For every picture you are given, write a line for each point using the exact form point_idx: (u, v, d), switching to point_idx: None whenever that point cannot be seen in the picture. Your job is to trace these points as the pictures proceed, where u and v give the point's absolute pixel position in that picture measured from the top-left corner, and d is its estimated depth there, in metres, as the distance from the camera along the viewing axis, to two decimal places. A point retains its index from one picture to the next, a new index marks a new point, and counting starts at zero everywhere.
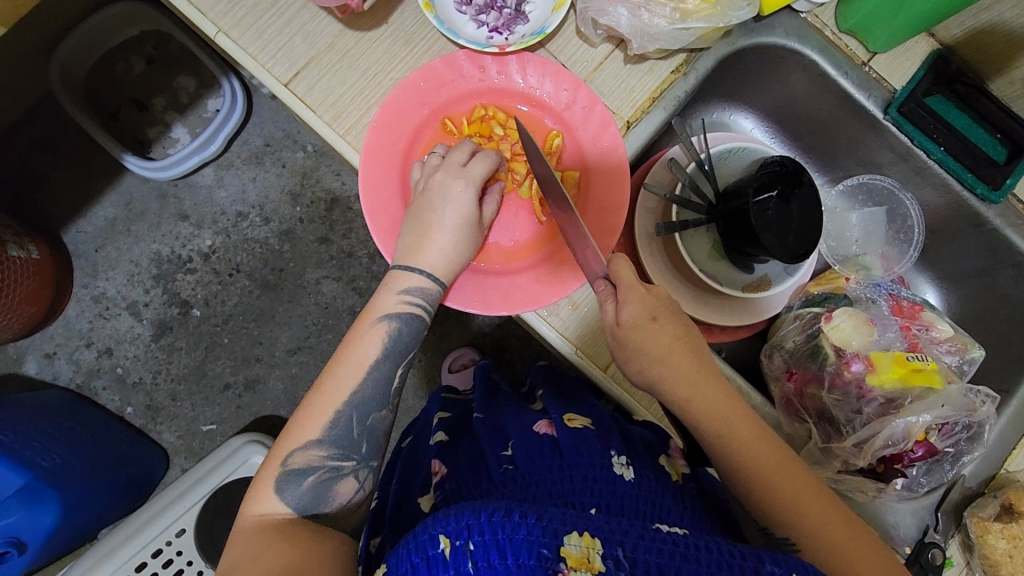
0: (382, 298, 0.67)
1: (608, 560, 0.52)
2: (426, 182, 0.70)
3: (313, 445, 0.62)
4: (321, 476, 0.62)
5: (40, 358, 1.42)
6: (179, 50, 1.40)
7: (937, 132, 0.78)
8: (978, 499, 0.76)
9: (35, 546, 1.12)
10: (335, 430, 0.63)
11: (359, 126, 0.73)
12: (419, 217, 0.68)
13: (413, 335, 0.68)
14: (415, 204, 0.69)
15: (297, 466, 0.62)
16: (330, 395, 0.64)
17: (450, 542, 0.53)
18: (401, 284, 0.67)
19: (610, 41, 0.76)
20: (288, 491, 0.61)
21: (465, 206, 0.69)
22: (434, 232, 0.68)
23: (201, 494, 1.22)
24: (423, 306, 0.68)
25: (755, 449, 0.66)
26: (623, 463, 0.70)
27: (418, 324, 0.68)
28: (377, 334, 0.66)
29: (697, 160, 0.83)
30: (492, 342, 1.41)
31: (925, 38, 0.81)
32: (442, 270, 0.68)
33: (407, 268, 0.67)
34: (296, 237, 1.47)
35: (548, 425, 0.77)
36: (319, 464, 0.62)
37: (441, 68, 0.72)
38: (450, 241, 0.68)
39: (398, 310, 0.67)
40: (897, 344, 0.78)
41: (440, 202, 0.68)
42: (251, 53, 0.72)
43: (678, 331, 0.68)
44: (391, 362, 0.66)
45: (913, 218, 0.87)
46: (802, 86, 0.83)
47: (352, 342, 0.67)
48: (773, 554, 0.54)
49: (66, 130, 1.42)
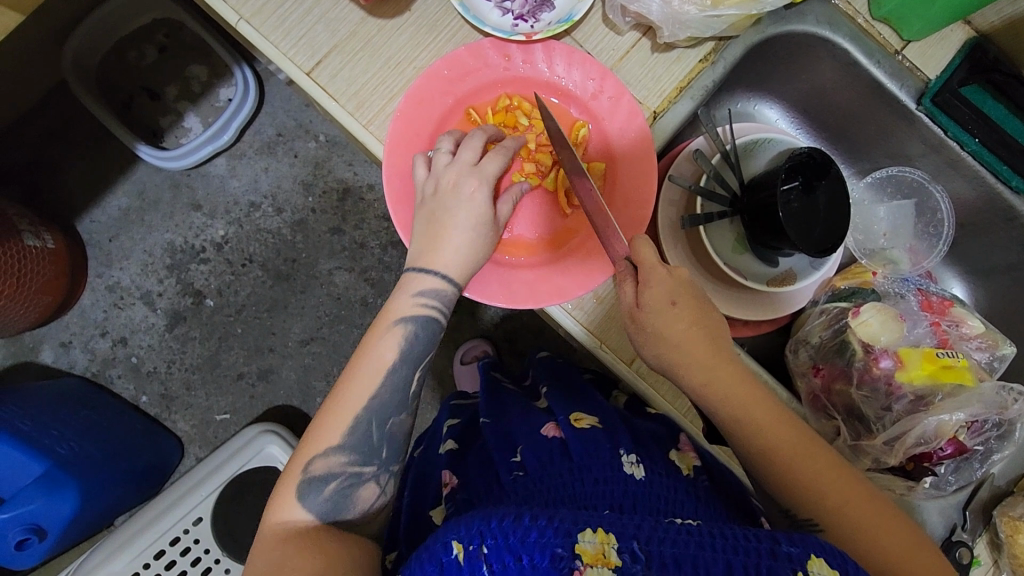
0: (398, 301, 0.66)
1: (624, 554, 0.52)
2: (436, 182, 0.66)
3: (335, 452, 0.62)
4: (342, 482, 0.62)
5: (56, 347, 1.42)
6: (192, 38, 1.39)
7: (972, 124, 0.77)
8: (1008, 499, 0.76)
9: (56, 533, 1.13)
10: (354, 438, 0.62)
11: (383, 116, 0.72)
12: (433, 219, 0.66)
13: (430, 338, 0.66)
14: (427, 204, 0.66)
15: (319, 473, 0.61)
16: (350, 402, 0.63)
17: (464, 547, 0.53)
18: (416, 286, 0.66)
19: (638, 29, 0.74)
20: (310, 498, 0.61)
21: (479, 206, 0.66)
22: (451, 235, 0.65)
23: (218, 482, 1.23)
24: (439, 308, 0.66)
25: (773, 432, 0.65)
26: (633, 461, 0.70)
27: (435, 325, 0.66)
28: (394, 337, 0.65)
29: (722, 151, 0.82)
30: (504, 335, 1.40)
31: (961, 26, 0.79)
32: (458, 272, 0.66)
33: (423, 270, 0.66)
34: (308, 227, 1.46)
35: (556, 428, 0.76)
36: (340, 471, 0.62)
37: (465, 57, 0.70)
38: (467, 247, 0.66)
39: (414, 313, 0.65)
40: (926, 340, 0.77)
41: (454, 202, 0.65)
42: (272, 40, 0.71)
43: (699, 318, 0.67)
44: (411, 365, 0.65)
45: (943, 212, 0.85)
46: (831, 75, 0.81)
47: (367, 346, 0.65)
48: (790, 534, 0.54)
49: (79, 119, 1.41)
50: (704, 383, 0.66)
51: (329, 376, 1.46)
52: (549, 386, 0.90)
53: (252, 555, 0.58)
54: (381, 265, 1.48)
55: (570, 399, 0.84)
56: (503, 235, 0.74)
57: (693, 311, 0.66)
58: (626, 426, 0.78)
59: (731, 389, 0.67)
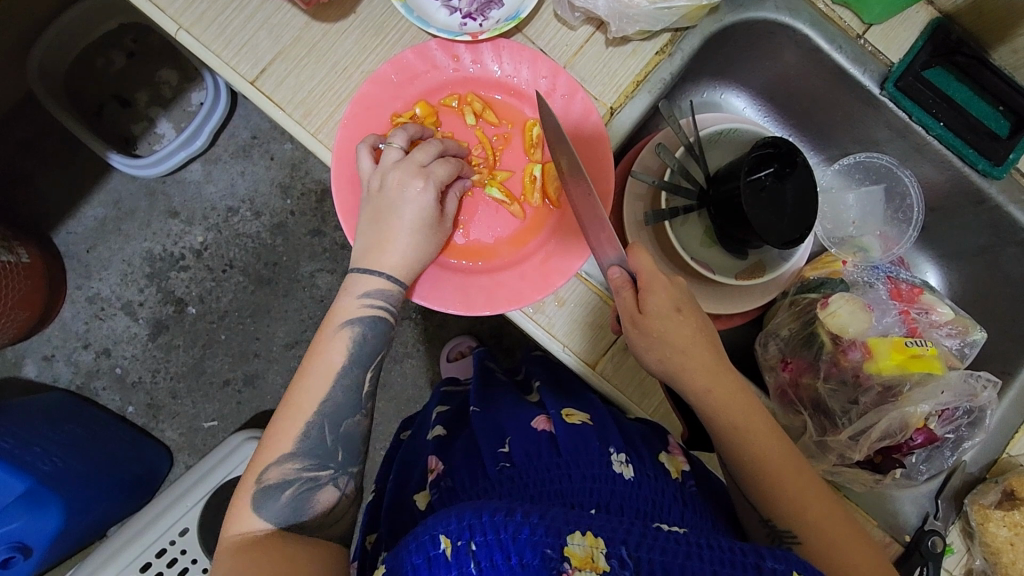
0: (343, 303, 0.65)
1: (613, 560, 0.51)
2: (381, 180, 0.64)
3: (287, 459, 0.60)
4: (299, 488, 0.60)
5: (39, 361, 1.42)
6: (159, 43, 1.37)
7: (936, 107, 0.75)
8: (979, 486, 0.75)
9: (41, 550, 1.12)
10: (306, 443, 0.61)
11: (330, 124, 0.70)
12: (376, 219, 0.64)
13: (379, 340, 0.65)
14: (372, 204, 0.64)
15: (273, 481, 0.60)
16: (298, 407, 0.62)
17: (453, 542, 0.52)
18: (361, 288, 0.64)
19: (590, 23, 0.72)
20: (266, 507, 0.59)
21: (426, 208, 0.64)
22: (393, 233, 0.64)
23: (203, 492, 1.21)
24: (385, 307, 0.65)
25: (767, 440, 0.65)
26: (622, 461, 0.69)
27: (383, 326, 0.65)
28: (340, 340, 0.64)
29: (686, 143, 0.80)
30: (490, 332, 1.38)
31: (924, 7, 0.77)
32: (402, 273, 0.64)
33: (366, 271, 0.64)
34: (288, 230, 1.44)
35: (547, 421, 0.75)
36: (295, 478, 0.60)
37: (412, 59, 0.69)
38: (411, 242, 0.64)
39: (360, 314, 0.64)
40: (895, 329, 0.76)
41: (398, 200, 0.64)
42: (214, 51, 0.69)
43: (699, 326, 0.67)
44: (359, 366, 0.64)
45: (912, 197, 0.84)
46: (795, 62, 0.79)
47: (316, 351, 0.64)
48: (773, 550, 0.54)
49: (50, 130, 1.39)
50: (700, 387, 0.66)
51: None
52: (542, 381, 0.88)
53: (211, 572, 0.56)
54: None
55: (563, 395, 0.82)
56: (460, 240, 0.72)
57: (695, 323, 0.66)
58: (616, 421, 0.77)
59: (727, 396, 0.66)
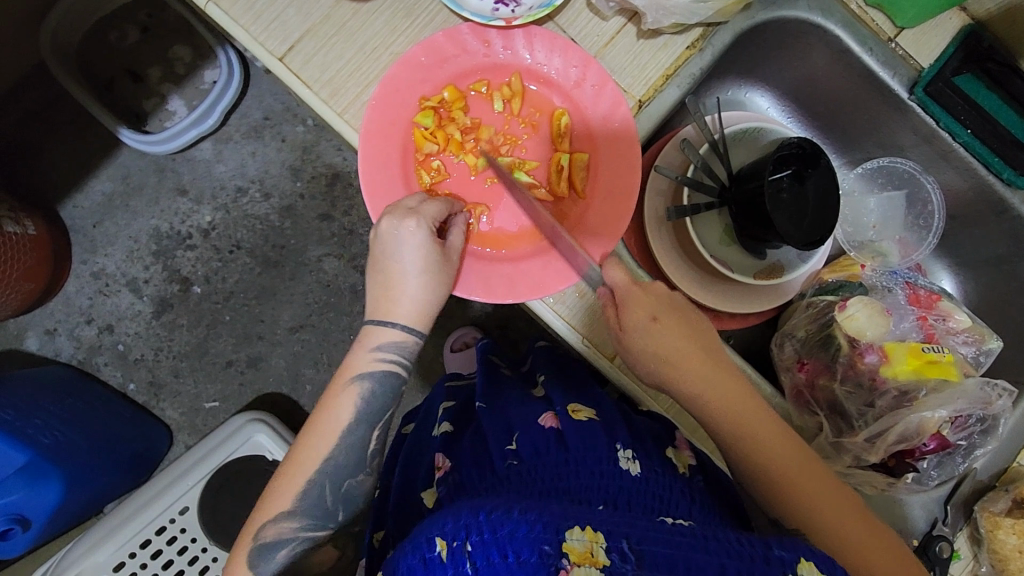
0: (356, 358, 0.66)
1: (613, 554, 0.51)
2: (375, 230, 0.65)
3: (285, 519, 0.64)
4: (294, 545, 0.66)
5: (41, 334, 1.41)
6: (175, 19, 1.35)
7: (965, 114, 0.75)
8: (989, 493, 0.75)
9: (39, 523, 1.12)
10: (305, 503, 0.65)
11: (357, 104, 0.70)
12: (381, 270, 0.66)
13: (387, 396, 0.67)
14: (372, 254, 0.66)
15: (270, 539, 0.64)
16: (302, 464, 0.64)
17: (448, 543, 0.52)
18: (375, 341, 0.66)
19: (623, 14, 0.72)
20: (263, 564, 0.65)
21: (425, 250, 0.64)
22: (399, 282, 0.65)
23: (206, 471, 1.20)
24: (397, 362, 0.67)
25: (780, 447, 0.65)
26: (629, 457, 0.69)
27: (393, 382, 0.67)
28: (349, 397, 0.66)
29: (711, 140, 0.79)
30: (495, 323, 1.38)
31: (957, 13, 0.77)
32: (415, 323, 0.66)
33: (380, 324, 0.66)
34: (297, 213, 1.44)
35: (553, 417, 0.75)
36: (291, 536, 0.65)
37: (443, 42, 0.68)
38: (414, 290, 0.65)
39: (369, 370, 0.66)
40: (912, 335, 0.76)
41: (395, 247, 0.64)
42: (243, 25, 0.68)
43: (682, 327, 0.66)
44: (365, 425, 0.66)
45: (933, 204, 0.84)
46: (824, 64, 0.79)
47: (325, 405, 0.66)
48: (781, 541, 0.55)
49: (60, 102, 1.38)
50: (706, 388, 0.66)
51: (318, 363, 1.44)
52: (546, 376, 0.88)
53: None
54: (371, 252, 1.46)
55: (568, 389, 0.83)
56: (484, 227, 0.72)
57: (679, 325, 0.66)
58: (626, 421, 0.77)
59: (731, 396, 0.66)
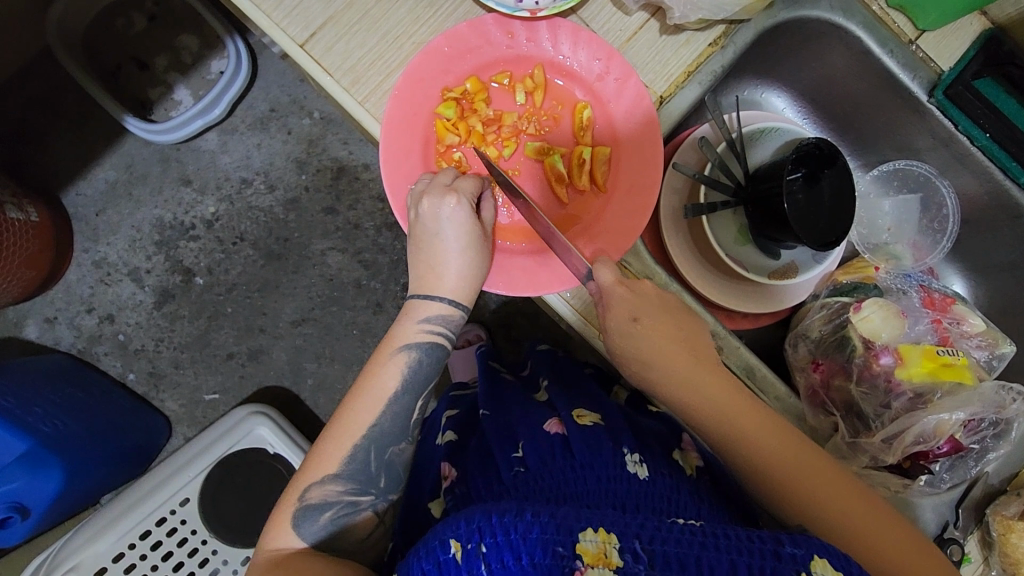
0: (402, 328, 0.69)
1: (626, 554, 0.50)
2: (415, 207, 0.66)
3: (330, 481, 0.64)
4: (337, 511, 0.65)
5: (41, 322, 1.39)
6: (182, 7, 1.34)
7: (983, 118, 0.76)
8: (1000, 497, 0.75)
9: (39, 512, 1.11)
10: (350, 467, 0.65)
11: (379, 94, 0.69)
12: (425, 246, 0.68)
13: (433, 366, 0.69)
14: (414, 231, 0.68)
15: (314, 501, 0.64)
16: (347, 429, 0.66)
17: (462, 545, 0.52)
18: (420, 314, 0.69)
19: (646, 9, 0.71)
20: (305, 526, 0.64)
21: (465, 223, 0.66)
22: (444, 256, 0.67)
23: (206, 464, 1.18)
24: (443, 333, 0.69)
25: (775, 450, 0.64)
26: (636, 461, 0.68)
27: (439, 352, 0.69)
28: (395, 365, 0.67)
29: (729, 138, 0.79)
30: (499, 321, 1.37)
31: (977, 17, 0.77)
32: (463, 296, 0.69)
33: (425, 297, 0.69)
34: (302, 206, 1.43)
35: (558, 424, 0.74)
36: (335, 500, 0.65)
37: (466, 33, 0.68)
38: (458, 263, 0.67)
39: (417, 339, 0.68)
40: (927, 337, 0.76)
41: (437, 221, 0.66)
42: (264, 10, 0.67)
43: (661, 325, 0.66)
44: (411, 394, 0.68)
45: (948, 208, 0.84)
46: (843, 65, 0.79)
47: (371, 372, 0.68)
48: (793, 536, 0.53)
49: (65, 88, 1.37)
50: (700, 392, 0.66)
51: (320, 357, 1.43)
52: (550, 380, 0.88)
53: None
54: (375, 247, 1.45)
55: (570, 393, 0.82)
56: (504, 220, 0.74)
57: (661, 325, 0.66)
58: (631, 427, 0.76)
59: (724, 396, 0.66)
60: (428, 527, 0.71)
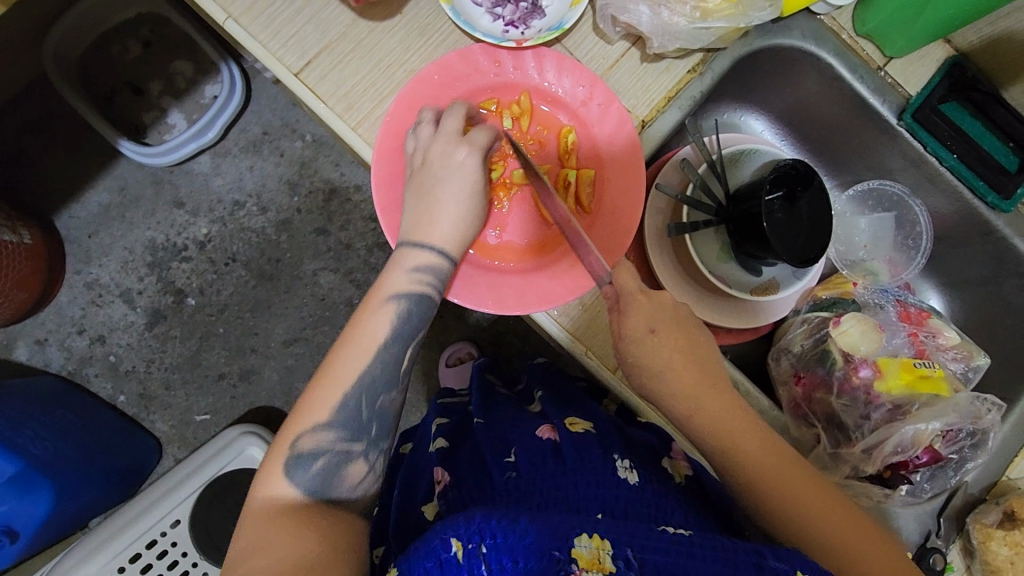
0: (393, 277, 0.67)
1: (618, 561, 0.51)
2: (424, 155, 0.67)
3: (322, 429, 0.62)
4: (331, 460, 0.62)
5: (31, 344, 1.39)
6: (177, 34, 1.36)
7: (950, 140, 0.79)
8: (980, 506, 0.77)
9: (28, 535, 1.10)
10: (343, 413, 0.63)
11: (372, 119, 0.72)
12: (425, 191, 0.67)
13: (423, 314, 0.67)
14: (416, 177, 0.68)
15: (306, 450, 0.62)
16: (336, 380, 0.64)
17: (463, 545, 0.51)
18: (410, 262, 0.67)
19: (628, 39, 0.75)
20: (298, 475, 0.61)
21: (468, 173, 0.67)
22: (441, 202, 0.67)
23: (197, 485, 1.16)
24: (433, 285, 0.67)
25: (764, 465, 0.64)
26: (627, 466, 0.70)
27: (428, 302, 0.67)
28: (386, 315, 0.66)
29: (709, 160, 0.82)
30: (490, 339, 1.38)
31: (941, 45, 0.81)
32: (456, 244, 0.68)
33: (414, 244, 0.67)
34: (293, 227, 1.44)
35: (551, 430, 0.77)
36: (329, 449, 0.62)
37: (455, 61, 0.70)
38: (456, 211, 0.68)
39: (407, 288, 0.66)
40: (904, 350, 0.79)
41: (442, 171, 0.67)
42: (261, 41, 0.70)
43: (678, 344, 0.66)
44: (402, 343, 0.66)
45: (921, 225, 0.88)
46: (817, 90, 0.83)
47: (360, 319, 0.66)
48: (776, 550, 0.54)
49: (59, 113, 1.38)
50: (706, 406, 0.66)
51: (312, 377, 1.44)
52: (545, 393, 0.89)
53: (239, 534, 0.59)
54: (366, 267, 1.46)
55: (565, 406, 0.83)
56: (493, 240, 0.76)
57: (674, 338, 0.66)
58: (623, 437, 0.78)
59: (734, 423, 0.66)
60: (421, 530, 0.71)
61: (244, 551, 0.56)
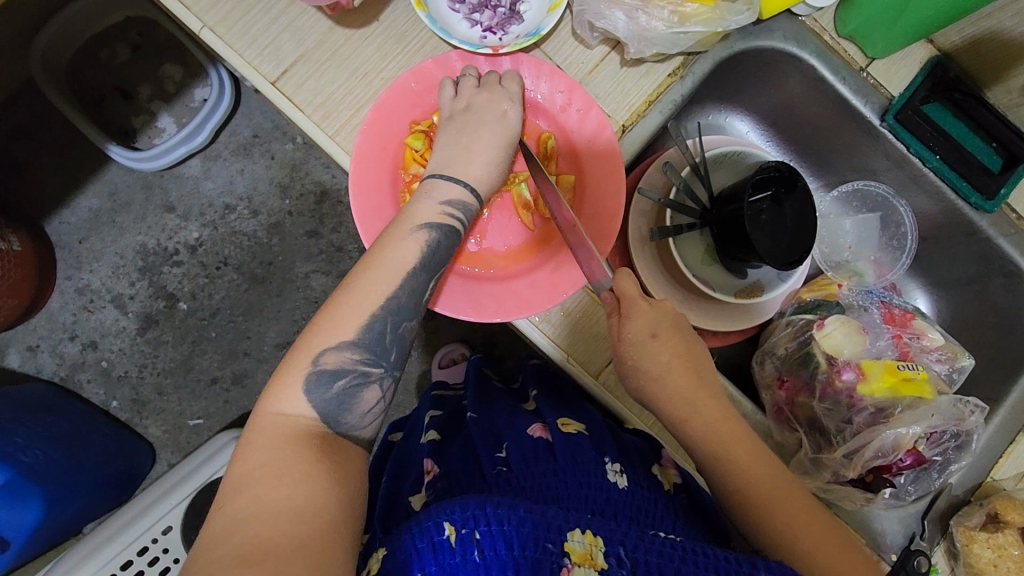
0: (422, 205, 0.65)
1: (611, 558, 0.52)
2: (468, 100, 0.69)
3: (347, 347, 0.60)
4: (350, 381, 0.60)
5: (23, 350, 1.39)
6: (164, 38, 1.36)
7: (933, 140, 0.79)
8: (964, 508, 0.77)
9: (19, 543, 1.08)
10: (368, 335, 0.61)
11: (349, 127, 0.71)
12: (466, 129, 0.69)
13: (450, 248, 0.66)
14: (456, 119, 0.69)
15: (329, 367, 0.59)
16: (363, 299, 0.61)
17: (455, 530, 0.52)
18: (443, 194, 0.66)
19: (607, 43, 0.75)
20: (316, 392, 0.58)
21: (510, 125, 0.70)
22: (479, 147, 0.69)
23: (189, 490, 1.15)
24: (462, 219, 0.67)
25: (762, 480, 0.63)
26: (617, 470, 0.70)
27: (455, 235, 0.66)
28: (415, 241, 0.64)
29: (692, 163, 0.81)
30: (483, 340, 1.38)
31: (924, 45, 0.81)
32: (484, 188, 0.69)
33: (448, 178, 0.67)
34: (285, 230, 1.44)
35: (542, 429, 0.74)
36: (350, 368, 0.60)
37: (433, 69, 0.71)
38: (491, 155, 0.69)
39: (438, 219, 0.65)
40: (887, 353, 0.79)
41: (484, 115, 0.69)
42: (237, 50, 0.70)
43: (680, 351, 0.67)
44: (429, 271, 0.64)
45: (906, 226, 0.87)
46: (801, 91, 0.83)
47: (385, 241, 0.64)
48: (769, 562, 0.52)
49: (47, 118, 1.38)
50: (708, 417, 0.66)
51: None
52: (539, 390, 0.89)
53: (248, 450, 0.55)
54: None
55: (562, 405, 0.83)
56: (473, 247, 0.76)
57: (676, 342, 0.67)
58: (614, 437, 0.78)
59: (735, 436, 0.65)
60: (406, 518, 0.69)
61: (252, 472, 0.54)
